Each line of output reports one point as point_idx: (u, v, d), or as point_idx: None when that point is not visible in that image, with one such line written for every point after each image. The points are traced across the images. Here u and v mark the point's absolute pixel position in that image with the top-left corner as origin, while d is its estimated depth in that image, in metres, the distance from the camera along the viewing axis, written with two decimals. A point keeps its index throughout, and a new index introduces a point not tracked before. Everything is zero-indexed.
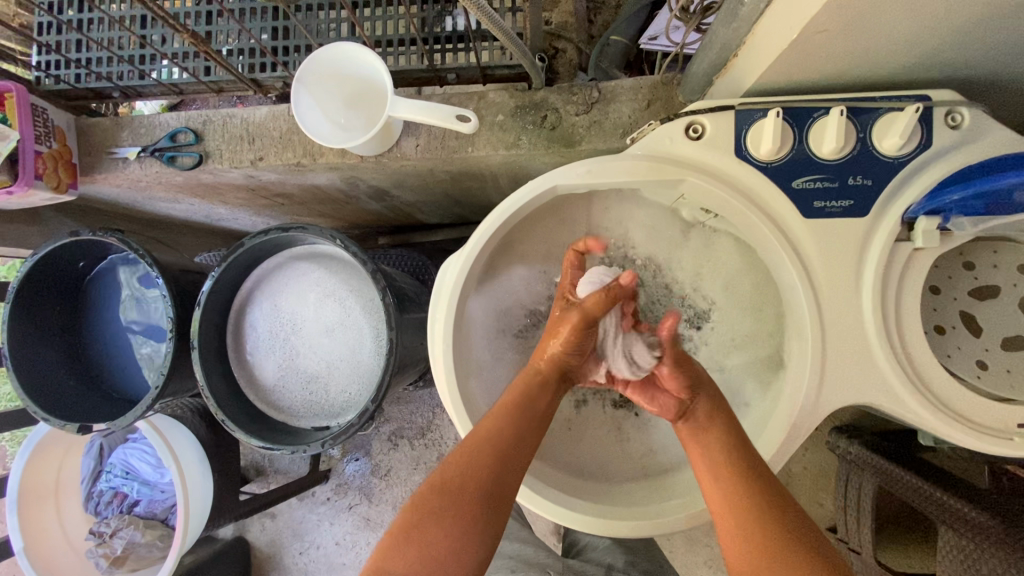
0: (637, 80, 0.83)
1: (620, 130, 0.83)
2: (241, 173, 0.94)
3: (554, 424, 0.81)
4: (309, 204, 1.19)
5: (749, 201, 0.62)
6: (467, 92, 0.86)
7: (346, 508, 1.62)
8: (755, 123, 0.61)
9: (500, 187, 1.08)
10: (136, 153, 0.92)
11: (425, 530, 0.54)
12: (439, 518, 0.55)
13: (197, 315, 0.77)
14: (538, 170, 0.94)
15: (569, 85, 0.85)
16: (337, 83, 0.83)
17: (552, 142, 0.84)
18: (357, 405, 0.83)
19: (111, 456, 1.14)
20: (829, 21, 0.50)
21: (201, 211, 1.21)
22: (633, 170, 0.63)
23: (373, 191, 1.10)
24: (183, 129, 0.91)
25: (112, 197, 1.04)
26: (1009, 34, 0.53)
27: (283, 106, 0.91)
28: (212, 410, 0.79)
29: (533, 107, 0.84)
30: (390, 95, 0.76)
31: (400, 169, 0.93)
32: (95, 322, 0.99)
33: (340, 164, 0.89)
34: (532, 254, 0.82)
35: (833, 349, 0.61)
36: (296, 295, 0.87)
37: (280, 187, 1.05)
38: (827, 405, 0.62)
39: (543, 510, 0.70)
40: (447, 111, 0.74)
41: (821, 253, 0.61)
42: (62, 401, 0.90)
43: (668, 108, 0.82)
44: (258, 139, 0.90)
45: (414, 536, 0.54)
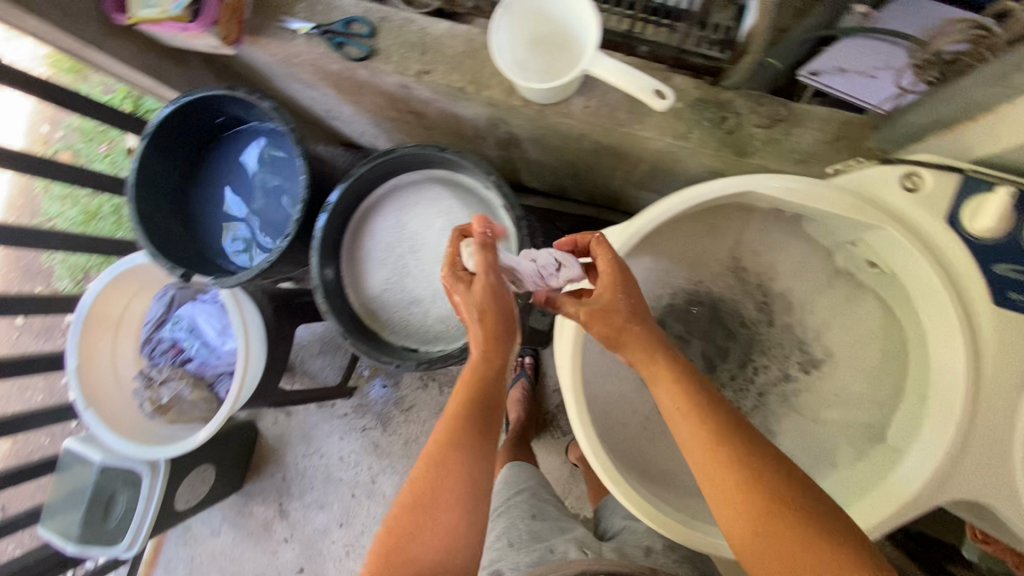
0: (830, 111, 0.80)
1: (797, 156, 0.80)
2: (398, 81, 0.93)
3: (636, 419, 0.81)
4: (433, 130, 1.18)
5: (940, 270, 0.59)
6: (654, 70, 0.83)
7: (359, 429, 1.65)
8: (978, 194, 0.58)
9: (632, 174, 1.06)
10: (306, 30, 0.91)
11: (433, 507, 0.58)
12: (447, 487, 0.59)
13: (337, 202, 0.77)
14: (688, 168, 0.91)
15: (759, 94, 0.82)
16: (532, 19, 0.81)
17: (723, 146, 0.81)
18: (451, 339, 0.84)
19: (178, 310, 1.15)
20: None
21: (327, 104, 1.21)
22: (833, 201, 0.61)
23: (506, 138, 1.08)
24: (360, 20, 0.90)
25: (260, 64, 1.03)
26: None
27: (464, 28, 0.89)
28: (317, 299, 0.80)
29: (716, 104, 0.82)
30: (590, 49, 0.74)
31: (554, 125, 0.91)
32: (215, 178, 0.99)
33: (501, 102, 0.88)
34: (670, 251, 0.80)
35: (971, 441, 0.59)
36: (425, 217, 0.86)
37: (422, 106, 1.03)
38: (944, 492, 0.61)
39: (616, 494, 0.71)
40: (646, 82, 0.71)
41: (997, 345, 0.58)
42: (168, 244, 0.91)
43: (854, 149, 0.79)
44: (430, 53, 0.88)
45: (427, 512, 0.58)
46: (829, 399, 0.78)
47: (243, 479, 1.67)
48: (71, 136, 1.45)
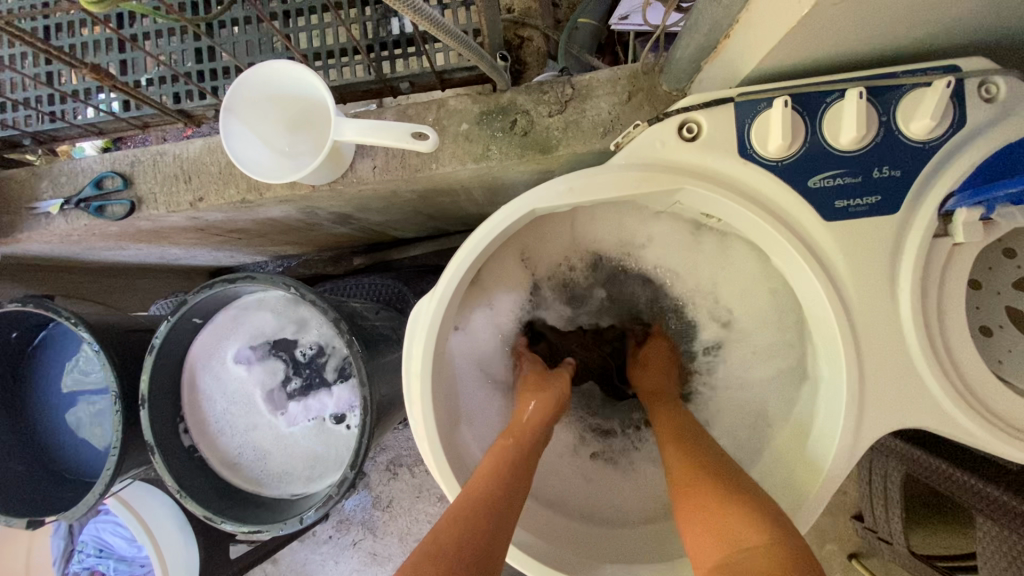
0: (613, 71, 0.74)
1: (600, 129, 0.73)
2: (182, 217, 0.83)
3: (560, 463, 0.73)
4: (268, 235, 1.09)
5: (758, 206, 0.53)
6: (425, 102, 0.76)
7: (350, 545, 1.54)
8: (759, 115, 0.52)
9: (475, 199, 0.99)
10: (59, 206, 0.81)
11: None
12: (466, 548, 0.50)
13: (142, 385, 0.67)
14: (515, 179, 0.84)
15: (538, 83, 0.75)
16: (275, 106, 0.73)
17: (525, 149, 0.74)
18: (335, 467, 0.76)
19: (81, 533, 1.04)
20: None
21: (151, 253, 1.11)
22: (625, 182, 0.54)
23: (337, 217, 1.00)
24: (109, 174, 0.80)
25: (44, 253, 0.93)
26: None
27: (220, 137, 0.80)
28: (170, 491, 0.70)
29: (501, 112, 0.75)
30: (333, 116, 0.66)
31: (359, 194, 0.83)
32: (38, 395, 0.89)
33: (290, 196, 0.79)
34: (515, 280, 0.73)
35: (870, 367, 0.53)
36: (257, 349, 0.79)
37: (231, 224, 0.94)
38: (869, 429, 0.54)
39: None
40: (400, 129, 0.65)
41: (844, 259, 0.52)
42: (8, 491, 0.80)
43: (652, 100, 0.73)
44: (196, 177, 0.79)
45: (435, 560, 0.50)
46: (741, 360, 0.71)
47: None
48: None
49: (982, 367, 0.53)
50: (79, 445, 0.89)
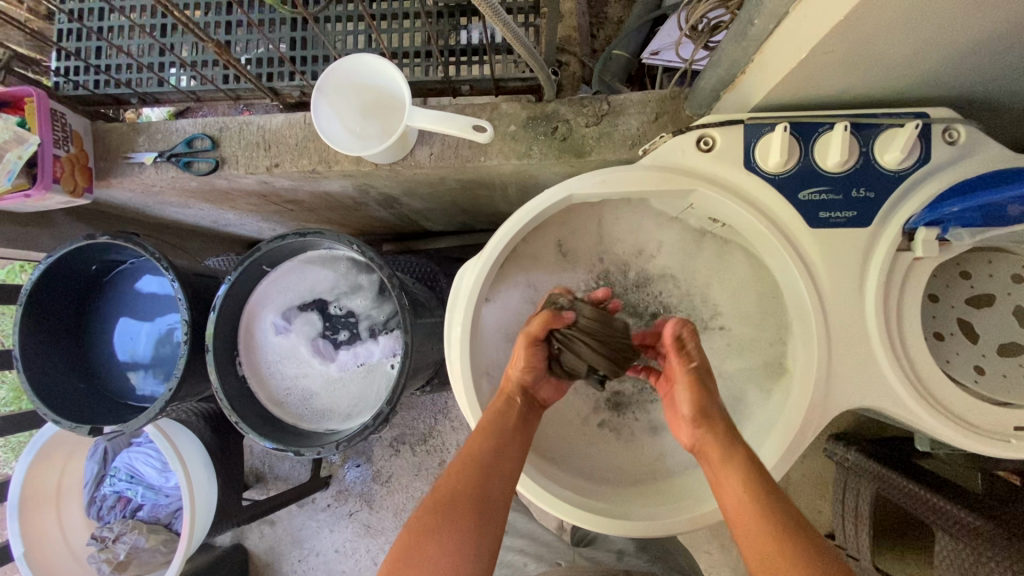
0: (645, 94, 0.86)
1: (629, 142, 0.85)
2: (256, 180, 0.95)
3: (568, 427, 0.82)
4: (318, 210, 1.21)
5: (756, 210, 0.64)
6: (480, 103, 0.88)
7: (347, 515, 1.62)
8: (763, 136, 0.64)
9: (508, 196, 1.11)
10: (152, 159, 0.93)
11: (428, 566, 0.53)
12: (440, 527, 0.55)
13: (215, 315, 0.78)
14: (548, 179, 0.96)
15: (579, 98, 0.88)
16: (354, 93, 0.85)
17: (563, 152, 0.86)
18: (369, 409, 0.86)
19: (114, 461, 1.13)
20: (836, 41, 0.53)
21: (209, 215, 1.23)
22: (648, 181, 0.66)
23: (384, 198, 1.12)
24: (200, 136, 0.92)
25: (124, 201, 1.05)
26: (998, 59, 0.57)
27: (299, 115, 0.93)
28: (226, 411, 0.80)
29: (545, 118, 0.87)
30: (407, 105, 0.78)
31: (413, 177, 0.95)
32: (103, 325, 1.00)
33: (354, 172, 0.91)
34: (543, 262, 0.84)
35: (839, 353, 0.63)
36: (300, 308, 0.90)
37: (292, 194, 1.06)
38: (834, 407, 0.64)
39: (557, 512, 0.72)
40: (463, 121, 0.77)
41: (823, 261, 0.63)
42: (73, 404, 0.90)
43: (676, 121, 0.85)
44: (274, 146, 0.92)
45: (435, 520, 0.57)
46: (731, 353, 0.82)
47: None
48: None
49: (932, 362, 0.63)
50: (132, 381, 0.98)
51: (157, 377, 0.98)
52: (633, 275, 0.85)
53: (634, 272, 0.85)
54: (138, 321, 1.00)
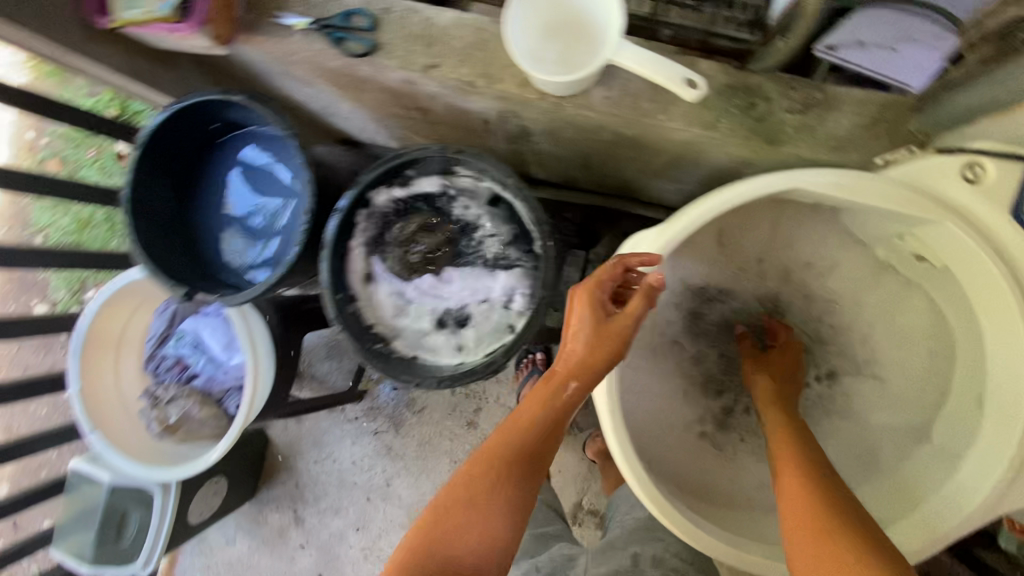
0: (867, 93, 0.76)
1: (832, 143, 0.76)
2: (403, 77, 0.87)
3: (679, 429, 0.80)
4: (437, 125, 1.12)
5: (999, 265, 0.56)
6: (678, 56, 0.78)
7: (372, 432, 1.62)
8: None
9: (649, 165, 1.02)
10: (304, 25, 0.84)
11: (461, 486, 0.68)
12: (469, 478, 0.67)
13: (351, 203, 0.73)
14: (714, 158, 0.87)
15: (789, 78, 0.77)
16: (550, 7, 0.78)
17: (753, 134, 0.77)
18: (471, 354, 0.80)
19: (181, 325, 1.11)
20: None
21: (324, 101, 1.16)
22: (890, 197, 0.58)
23: (516, 131, 1.03)
24: (360, 12, 0.83)
25: (253, 62, 0.97)
26: None
27: (472, 17, 0.83)
28: (325, 311, 0.77)
29: (745, 90, 0.77)
30: (613, 37, 0.69)
31: (570, 118, 0.86)
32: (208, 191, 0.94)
33: (515, 96, 0.82)
34: (699, 249, 0.78)
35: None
36: (414, 229, 0.83)
37: (426, 101, 0.98)
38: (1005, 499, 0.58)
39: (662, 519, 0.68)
40: (676, 72, 0.67)
41: None
42: (173, 263, 0.86)
43: (892, 134, 0.74)
44: (436, 45, 0.83)
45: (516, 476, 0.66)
46: (870, 399, 0.76)
47: (256, 488, 1.65)
48: (57, 143, 1.53)
49: None
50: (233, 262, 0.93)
51: (259, 266, 0.92)
52: (797, 289, 0.79)
53: (801, 290, 0.79)
54: (235, 197, 0.93)
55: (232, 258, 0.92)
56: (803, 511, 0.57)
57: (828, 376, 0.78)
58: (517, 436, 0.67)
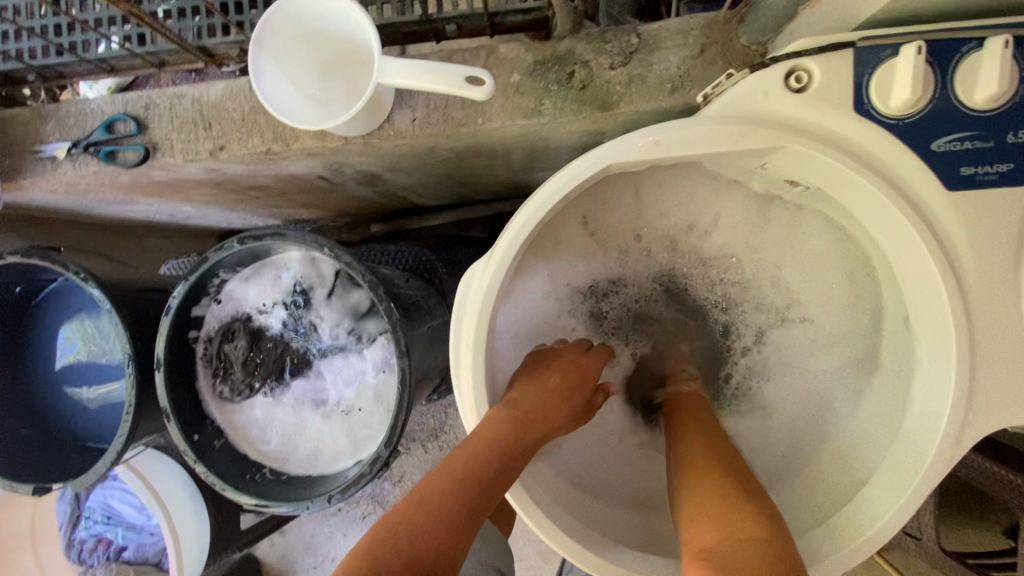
0: (685, 20, 0.67)
1: (669, 85, 0.66)
2: (200, 168, 0.76)
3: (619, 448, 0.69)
4: (287, 195, 1.02)
5: (868, 168, 0.46)
6: (473, 48, 0.68)
7: (360, 519, 1.49)
8: (882, 65, 0.45)
9: (513, 164, 0.92)
10: (67, 150, 0.74)
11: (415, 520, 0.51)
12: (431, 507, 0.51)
13: (162, 331, 0.63)
14: (562, 140, 0.77)
15: (600, 30, 0.67)
16: (305, 43, 0.65)
17: (582, 105, 0.67)
18: (362, 448, 0.70)
19: (87, 500, 0.99)
20: None
21: (162, 210, 1.05)
22: (716, 138, 0.47)
23: (363, 176, 0.92)
24: (121, 116, 0.73)
25: (50, 203, 0.87)
26: None
27: (244, 81, 0.73)
28: (184, 457, 0.66)
29: (556, 61, 0.67)
30: (376, 56, 0.59)
31: (393, 150, 0.76)
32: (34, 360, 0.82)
33: (319, 149, 0.72)
34: (567, 249, 0.69)
35: (979, 369, 0.47)
36: (247, 346, 0.72)
37: (250, 180, 0.87)
38: (974, 429, 0.48)
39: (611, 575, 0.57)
40: (454, 73, 0.57)
41: (962, 237, 0.46)
42: (11, 455, 0.74)
43: (727, 55, 0.65)
44: (215, 124, 0.72)
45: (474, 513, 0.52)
46: (807, 347, 0.67)
47: None
48: None
49: None
50: (80, 430, 0.82)
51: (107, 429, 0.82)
52: (689, 252, 0.70)
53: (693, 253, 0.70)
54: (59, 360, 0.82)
55: (78, 426, 0.82)
56: (693, 496, 0.54)
57: (750, 336, 0.70)
58: (487, 460, 0.54)
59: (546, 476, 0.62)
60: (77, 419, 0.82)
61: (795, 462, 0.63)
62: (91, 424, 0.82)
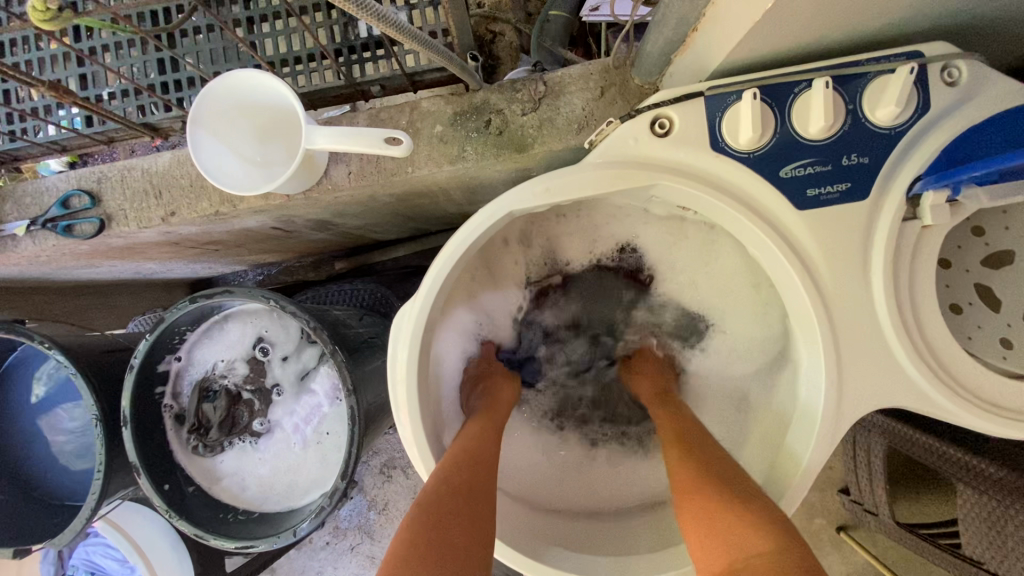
0: (586, 66, 0.74)
1: (576, 125, 0.73)
2: (155, 233, 0.81)
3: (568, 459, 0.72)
4: (246, 245, 1.06)
5: (728, 196, 0.54)
6: (397, 105, 0.75)
7: (349, 550, 1.49)
8: (730, 108, 0.53)
9: (455, 199, 0.98)
10: (25, 228, 0.78)
11: (447, 477, 0.56)
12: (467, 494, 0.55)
13: (125, 393, 0.67)
14: (492, 178, 0.84)
15: (511, 82, 0.74)
16: (242, 116, 0.71)
17: (501, 149, 0.74)
18: (325, 482, 0.75)
19: (71, 558, 1.02)
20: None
21: (127, 269, 1.09)
22: (598, 181, 0.54)
23: (315, 223, 0.98)
24: (75, 192, 0.78)
25: (15, 274, 0.91)
26: None
27: (189, 150, 0.78)
28: (159, 512, 0.70)
29: (474, 112, 0.74)
30: (304, 123, 0.65)
31: (337, 201, 0.82)
32: (10, 428, 0.86)
33: (266, 207, 0.78)
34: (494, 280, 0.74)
35: (847, 356, 0.54)
36: (225, 406, 0.76)
37: (207, 236, 0.92)
38: (851, 411, 0.55)
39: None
40: (373, 136, 0.64)
41: (816, 246, 0.54)
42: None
43: (626, 94, 0.73)
44: (166, 192, 0.78)
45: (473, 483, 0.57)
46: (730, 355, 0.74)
47: None
48: None
49: (954, 346, 0.54)
50: (60, 489, 0.86)
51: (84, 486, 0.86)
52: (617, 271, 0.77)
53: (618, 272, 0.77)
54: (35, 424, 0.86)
55: (56, 489, 0.86)
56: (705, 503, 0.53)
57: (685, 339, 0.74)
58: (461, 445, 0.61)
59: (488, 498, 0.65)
60: (56, 480, 0.86)
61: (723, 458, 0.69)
62: (70, 483, 0.86)
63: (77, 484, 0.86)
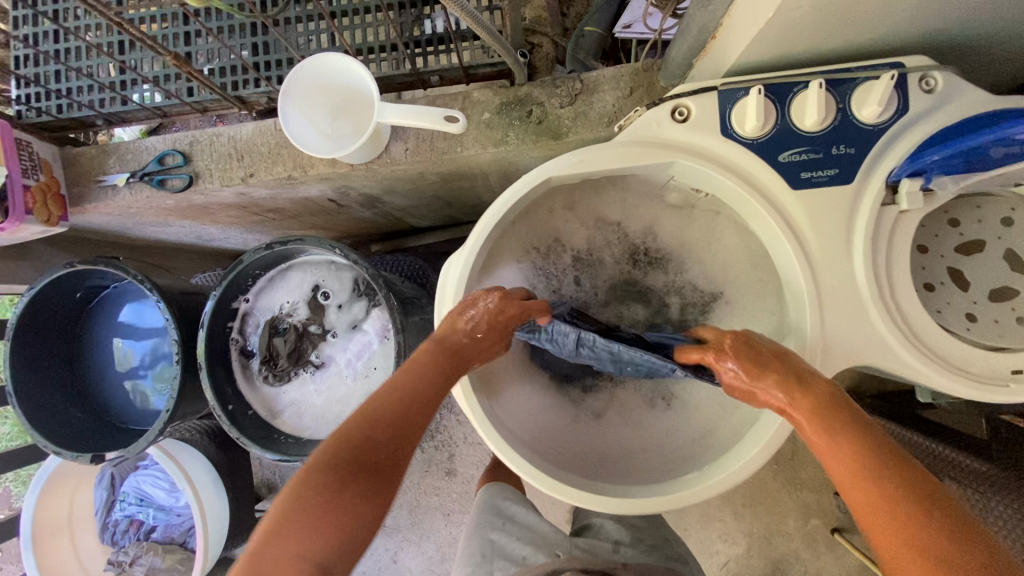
0: (618, 68, 0.85)
1: (606, 118, 0.84)
2: (233, 192, 0.93)
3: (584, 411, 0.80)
4: (300, 216, 1.19)
5: (734, 174, 0.64)
6: (451, 94, 0.87)
7: None
8: (738, 101, 0.63)
9: (491, 185, 1.09)
10: (125, 179, 0.91)
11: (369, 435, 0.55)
12: (365, 479, 0.52)
13: (207, 319, 0.78)
14: (528, 163, 0.95)
15: (551, 78, 0.85)
16: (322, 93, 0.83)
17: (539, 135, 0.85)
18: None
19: (123, 486, 1.13)
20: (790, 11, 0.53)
21: (192, 232, 1.22)
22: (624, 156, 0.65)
23: (365, 198, 1.10)
24: (171, 152, 0.91)
25: (104, 225, 1.04)
26: (953, 12, 0.56)
27: (270, 122, 0.91)
28: (225, 427, 0.80)
29: (518, 102, 0.85)
30: (376, 101, 0.77)
31: (391, 174, 0.93)
32: (90, 353, 0.98)
33: (331, 174, 0.89)
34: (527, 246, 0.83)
35: (830, 316, 0.63)
36: (292, 341, 0.88)
37: (271, 202, 1.04)
38: (833, 366, 0.63)
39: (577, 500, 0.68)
40: (434, 112, 0.76)
41: (808, 221, 0.63)
42: (74, 434, 0.89)
43: (651, 94, 0.84)
44: (247, 156, 0.90)
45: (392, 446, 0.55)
46: None
47: None
48: None
49: (925, 314, 0.62)
50: (130, 412, 0.98)
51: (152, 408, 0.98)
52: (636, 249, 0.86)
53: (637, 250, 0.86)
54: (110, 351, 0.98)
55: (127, 411, 0.98)
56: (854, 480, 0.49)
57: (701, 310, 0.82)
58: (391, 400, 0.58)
59: (512, 430, 0.73)
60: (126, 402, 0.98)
61: (723, 415, 0.77)
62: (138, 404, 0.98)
63: (144, 407, 0.98)
